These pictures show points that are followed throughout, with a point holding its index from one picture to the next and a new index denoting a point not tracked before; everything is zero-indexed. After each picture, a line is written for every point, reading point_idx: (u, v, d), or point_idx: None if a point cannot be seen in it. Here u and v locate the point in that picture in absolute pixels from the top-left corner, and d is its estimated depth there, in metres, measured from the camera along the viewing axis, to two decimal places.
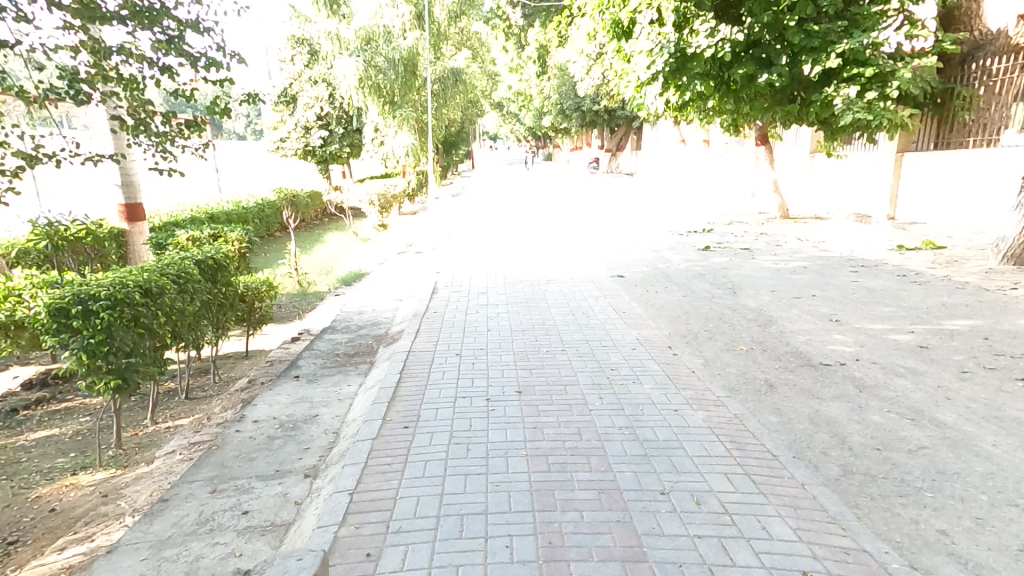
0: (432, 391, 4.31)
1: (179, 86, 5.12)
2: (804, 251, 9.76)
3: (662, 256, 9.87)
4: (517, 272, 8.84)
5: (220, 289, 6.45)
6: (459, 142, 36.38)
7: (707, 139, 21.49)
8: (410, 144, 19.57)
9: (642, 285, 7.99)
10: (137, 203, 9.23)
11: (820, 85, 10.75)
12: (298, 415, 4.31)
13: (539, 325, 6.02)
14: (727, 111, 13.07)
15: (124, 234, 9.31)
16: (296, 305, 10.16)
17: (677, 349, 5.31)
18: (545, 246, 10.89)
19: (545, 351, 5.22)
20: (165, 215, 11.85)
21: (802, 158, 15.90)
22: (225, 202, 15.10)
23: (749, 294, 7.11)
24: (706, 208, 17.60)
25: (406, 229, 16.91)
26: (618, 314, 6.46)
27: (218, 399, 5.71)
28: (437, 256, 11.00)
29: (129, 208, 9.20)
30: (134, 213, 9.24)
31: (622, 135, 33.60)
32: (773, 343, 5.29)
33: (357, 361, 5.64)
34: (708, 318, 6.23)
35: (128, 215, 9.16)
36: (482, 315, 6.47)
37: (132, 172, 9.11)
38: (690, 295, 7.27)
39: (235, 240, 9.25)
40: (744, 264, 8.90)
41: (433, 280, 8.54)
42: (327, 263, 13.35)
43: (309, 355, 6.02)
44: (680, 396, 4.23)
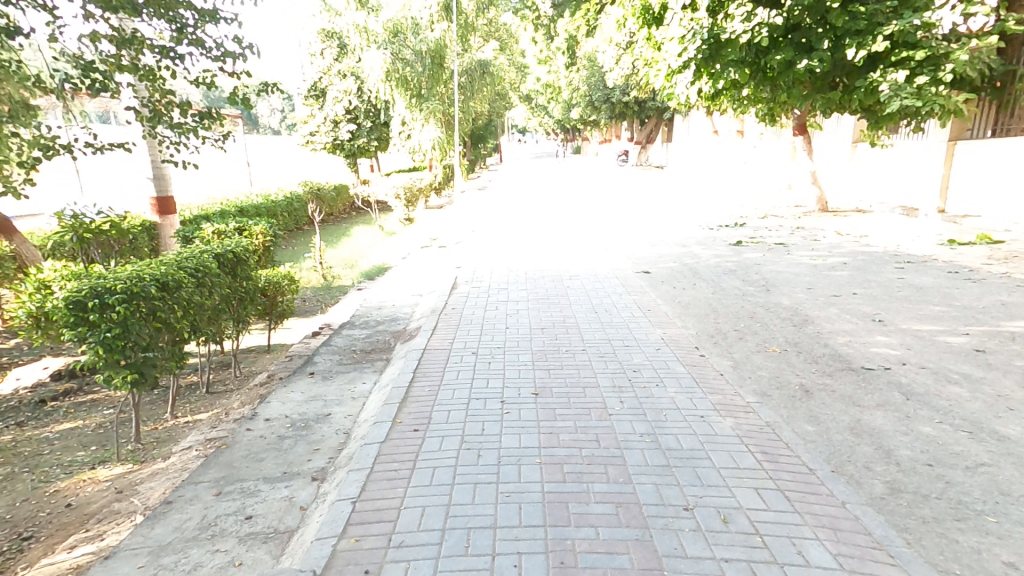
0: (445, 392, 4.15)
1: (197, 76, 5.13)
2: (844, 245, 9.25)
3: (690, 252, 9.51)
4: (539, 267, 8.65)
5: (239, 283, 6.48)
6: (487, 135, 36.24)
7: (741, 130, 20.75)
8: (437, 137, 19.44)
9: (668, 281, 7.66)
10: (168, 196, 9.43)
11: (865, 70, 10.16)
12: (310, 414, 4.26)
13: (559, 323, 5.81)
14: (763, 100, 12.52)
15: (156, 227, 9.55)
16: (319, 300, 10.22)
17: (703, 350, 5.03)
18: (569, 240, 10.66)
19: (565, 350, 5.01)
20: (197, 208, 12.11)
21: (842, 148, 15.16)
22: (255, 196, 15.35)
23: (783, 291, 6.72)
24: (738, 201, 16.97)
25: (432, 223, 16.87)
26: (642, 312, 6.19)
27: (237, 394, 5.73)
28: (459, 250, 10.90)
29: (160, 201, 9.41)
30: (165, 205, 9.47)
31: (653, 126, 32.82)
32: (809, 344, 4.93)
33: (373, 358, 5.58)
34: (738, 317, 5.90)
35: (160, 208, 9.39)
36: (500, 312, 6.31)
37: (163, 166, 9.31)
38: (720, 292, 6.92)
39: (260, 233, 9.37)
40: (779, 260, 8.46)
41: (453, 275, 8.44)
42: (352, 256, 13.43)
43: (326, 352, 6.01)
44: (707, 400, 3.96)
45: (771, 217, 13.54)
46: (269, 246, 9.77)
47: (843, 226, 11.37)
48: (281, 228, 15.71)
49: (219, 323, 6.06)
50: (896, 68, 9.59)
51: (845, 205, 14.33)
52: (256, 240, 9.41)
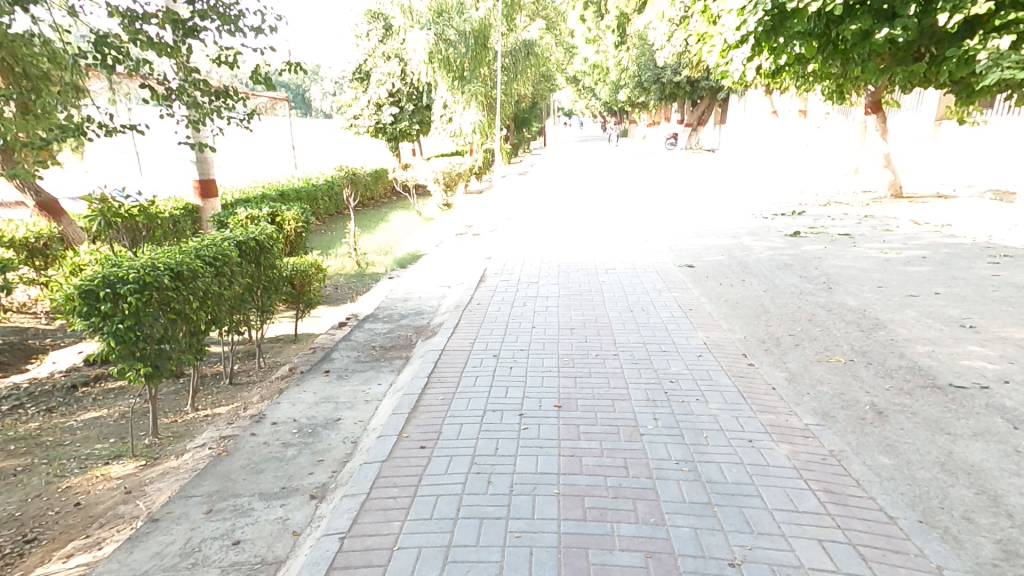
0: (459, 403, 3.88)
1: (220, 52, 4.88)
2: (922, 236, 8.26)
3: (741, 243, 8.78)
4: (574, 258, 8.19)
5: (261, 272, 6.45)
6: (530, 118, 35.59)
7: (803, 110, 19.33)
8: (478, 120, 18.82)
9: (715, 276, 6.99)
10: (210, 179, 9.50)
11: (960, 37, 8.95)
12: (319, 419, 4.09)
13: (589, 323, 5.41)
14: (832, 75, 11.42)
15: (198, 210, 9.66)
16: (351, 288, 10.21)
17: (751, 358, 4.44)
18: (607, 229, 10.15)
19: (591, 356, 4.63)
20: (238, 193, 12.33)
21: (923, 128, 13.80)
22: (296, 179, 15.57)
23: (849, 290, 5.93)
24: (798, 187, 15.83)
25: (470, 209, 16.61)
26: (682, 312, 5.63)
27: (260, 387, 5.67)
28: (494, 238, 10.60)
29: (203, 184, 9.48)
30: (208, 188, 9.56)
31: (705, 107, 31.11)
32: (881, 352, 4.23)
33: (391, 357, 5.51)
34: (794, 319, 5.21)
35: (202, 191, 9.48)
36: (529, 309, 5.96)
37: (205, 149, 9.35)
38: (773, 290, 6.21)
39: (292, 219, 9.51)
40: (843, 253, 7.61)
41: (484, 266, 8.14)
42: (388, 242, 13.36)
43: (346, 347, 5.98)
44: (756, 420, 3.39)
45: (835, 204, 12.47)
46: (301, 233, 9.89)
47: (921, 213, 10.30)
48: (313, 214, 15.60)
49: (241, 312, 6.04)
50: (999, 33, 8.33)
51: (923, 190, 13.05)
52: (288, 226, 9.56)
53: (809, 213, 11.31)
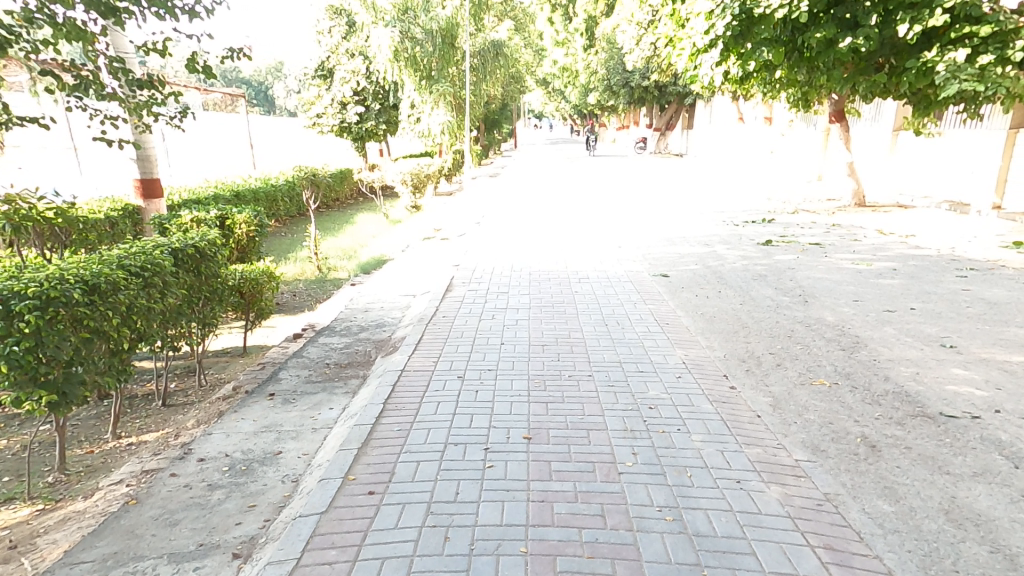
0: (417, 435, 3.46)
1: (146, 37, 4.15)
2: (890, 246, 8.30)
3: (714, 252, 8.64)
4: (545, 266, 7.88)
5: (201, 282, 5.88)
6: (500, 120, 35.29)
7: (769, 118, 19.59)
8: (447, 121, 18.25)
9: (690, 287, 6.78)
10: (153, 178, 8.74)
11: (917, 48, 9.07)
12: (255, 452, 3.61)
13: (560, 340, 5.06)
14: (799, 84, 11.47)
15: (140, 211, 8.85)
16: (310, 295, 9.63)
17: (732, 379, 4.18)
18: (578, 236, 9.89)
19: (562, 378, 4.27)
20: (187, 192, 11.58)
21: (882, 138, 14.06)
22: (254, 179, 14.82)
23: (826, 304, 5.78)
24: (766, 194, 15.98)
25: (438, 211, 16.14)
26: (659, 327, 5.36)
27: (197, 409, 5.12)
28: (462, 243, 10.22)
29: (145, 183, 8.71)
30: (152, 188, 8.80)
31: (673, 113, 31.37)
32: (865, 374, 4.04)
33: (346, 376, 5.05)
34: (773, 336, 5.01)
35: (144, 190, 8.71)
36: (496, 323, 5.57)
37: (148, 146, 8.59)
38: (750, 303, 6.02)
39: (243, 221, 9.00)
40: (815, 264, 7.53)
41: (450, 274, 7.74)
42: (351, 246, 12.78)
43: (295, 364, 5.44)
44: (742, 455, 3.11)
45: (802, 212, 12.57)
46: (254, 237, 9.25)
47: (885, 222, 10.42)
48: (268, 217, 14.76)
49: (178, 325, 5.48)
50: (956, 46, 8.44)
51: (883, 199, 13.29)
52: (239, 229, 8.98)
53: (778, 221, 11.32)
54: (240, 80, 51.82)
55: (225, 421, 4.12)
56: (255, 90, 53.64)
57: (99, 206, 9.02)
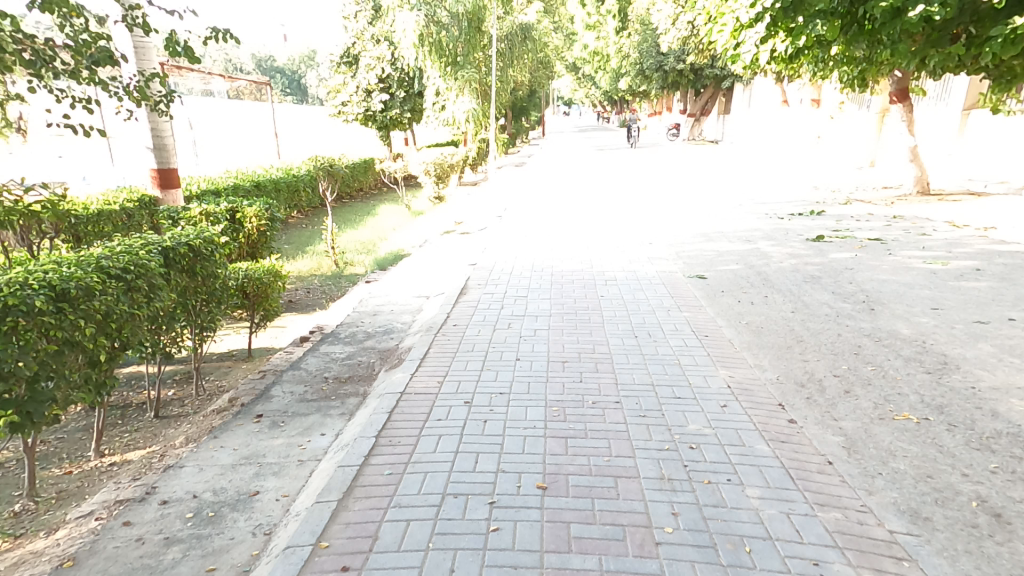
0: (411, 483, 2.97)
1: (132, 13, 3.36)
2: (967, 242, 7.32)
3: (758, 248, 7.81)
4: (572, 264, 7.25)
5: (196, 284, 5.53)
6: (528, 107, 34.37)
7: (817, 100, 18.33)
8: (472, 109, 17.60)
9: (731, 291, 6.03)
10: (171, 169, 8.44)
11: (1005, 14, 7.86)
12: (228, 495, 3.14)
13: (584, 356, 4.52)
14: (856, 60, 10.38)
15: (157, 202, 8.59)
16: (324, 292, 9.30)
17: (789, 410, 3.49)
18: (605, 230, 9.20)
19: (583, 406, 3.73)
20: (206, 182, 11.39)
21: (949, 120, 12.90)
22: (275, 169, 14.57)
23: (897, 314, 4.95)
24: (811, 182, 14.90)
25: (461, 202, 15.62)
26: (696, 341, 4.69)
27: (189, 421, 4.74)
28: (485, 237, 9.68)
29: (162, 174, 8.43)
30: (169, 179, 8.51)
31: (708, 97, 29.83)
32: (963, 408, 3.25)
33: (344, 395, 4.64)
34: (836, 354, 4.25)
35: (160, 181, 8.44)
36: (513, 336, 5.07)
37: (164, 135, 8.25)
38: (803, 312, 5.24)
39: (253, 216, 8.73)
40: (878, 263, 6.65)
41: (467, 274, 7.21)
42: (369, 239, 12.41)
43: (290, 379, 5.02)
44: (816, 521, 2.43)
45: (855, 202, 11.54)
46: (265, 232, 8.96)
47: (956, 213, 9.36)
48: (289, 208, 14.55)
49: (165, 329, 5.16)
50: None
51: (949, 185, 12.06)
52: (249, 224, 8.72)
53: (829, 213, 10.34)
54: (272, 71, 52.44)
55: (201, 453, 3.69)
56: (287, 79, 54.18)
57: (116, 198, 8.78)
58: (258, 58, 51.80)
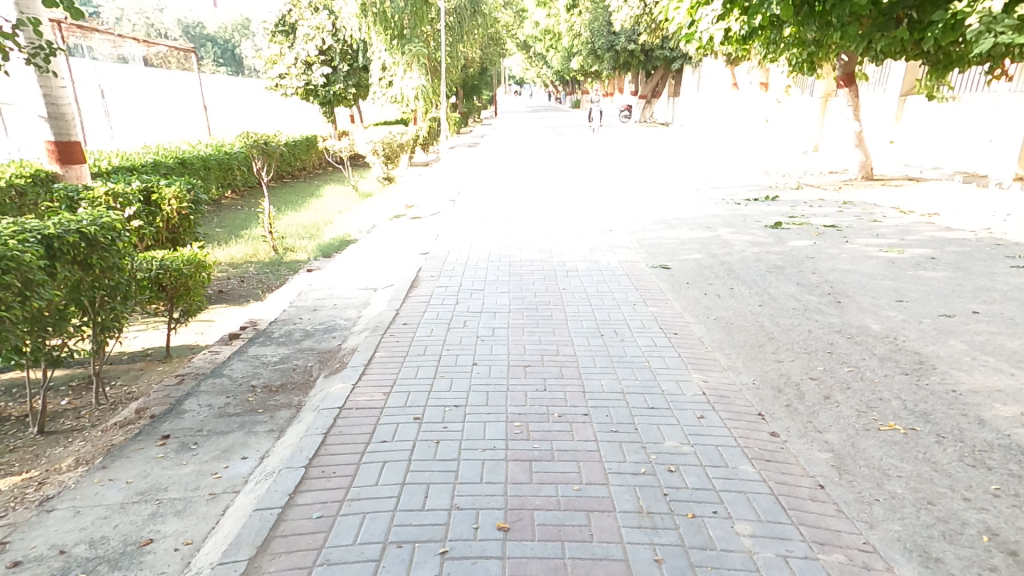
0: (345, 530, 2.47)
1: None
2: (917, 228, 7.44)
3: (719, 236, 7.65)
4: (530, 253, 6.85)
5: (93, 277, 4.72)
6: (479, 85, 33.38)
7: (765, 84, 18.64)
8: (422, 85, 16.64)
9: (696, 283, 5.81)
10: (71, 141, 7.30)
11: None
12: (112, 550, 2.54)
13: (547, 359, 4.12)
14: (806, 43, 10.28)
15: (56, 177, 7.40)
16: (260, 282, 8.46)
17: (769, 420, 3.25)
18: (563, 216, 8.85)
19: (547, 421, 3.32)
20: (119, 158, 10.19)
21: (888, 106, 13.22)
22: (203, 145, 13.30)
23: (864, 307, 4.85)
24: (761, 166, 15.07)
25: (410, 184, 14.88)
26: (665, 341, 4.43)
27: (83, 439, 4.07)
28: (437, 223, 9.13)
29: (60, 146, 7.27)
30: (70, 152, 7.35)
31: (659, 79, 29.82)
32: (949, 416, 3.10)
33: (274, 407, 4.04)
34: (810, 354, 4.09)
35: (59, 153, 7.27)
36: (468, 336, 4.59)
37: (61, 102, 7.15)
38: (772, 305, 5.11)
39: (172, 196, 7.70)
40: (837, 252, 6.63)
41: (418, 264, 6.68)
42: (311, 223, 11.54)
43: (210, 389, 4.33)
44: (818, 564, 2.14)
45: (805, 187, 11.69)
46: (187, 215, 7.97)
47: (901, 199, 9.54)
48: (219, 187, 13.34)
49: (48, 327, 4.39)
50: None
51: (890, 170, 12.40)
52: (168, 206, 7.71)
53: (782, 199, 10.37)
54: (203, 38, 48.55)
55: (82, 490, 3.01)
56: (219, 48, 50.33)
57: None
58: (184, 25, 47.88)
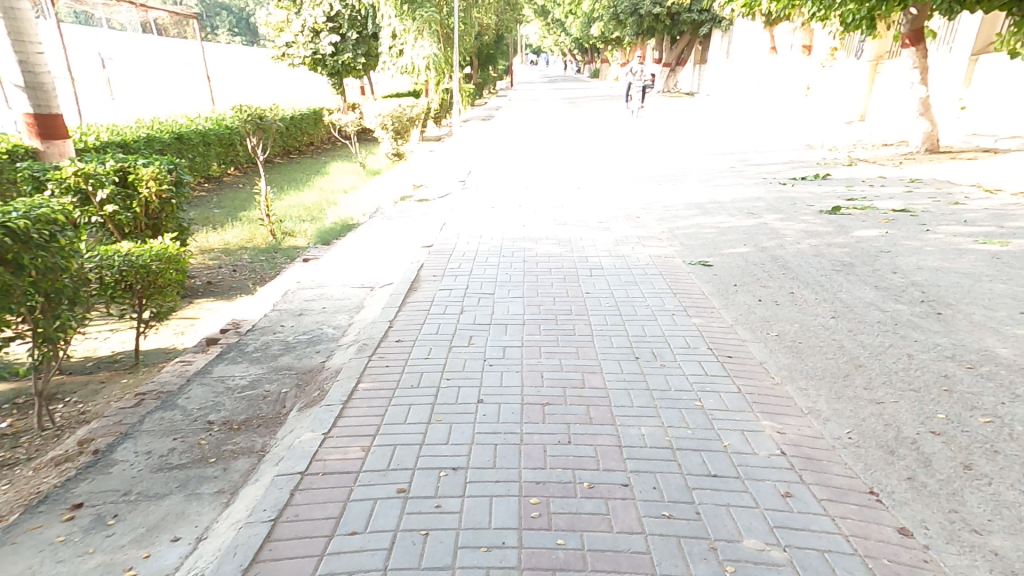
0: None
1: None
2: (1012, 214, 6.34)
3: (767, 224, 6.59)
4: (548, 246, 5.92)
5: (30, 280, 3.80)
6: (495, 54, 31.80)
7: (808, 48, 17.19)
8: (433, 54, 15.53)
9: (746, 285, 4.83)
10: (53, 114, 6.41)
11: None
12: None
13: (570, 397, 3.31)
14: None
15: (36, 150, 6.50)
16: (253, 272, 7.64)
17: (889, 505, 2.33)
18: (588, 200, 7.88)
19: (574, 499, 2.52)
20: (107, 132, 9.36)
21: (957, 68, 11.85)
22: (202, 119, 12.42)
23: (976, 322, 3.92)
24: (803, 139, 13.76)
25: (421, 161, 13.93)
26: (718, 367, 3.55)
27: (7, 481, 3.29)
28: (446, 207, 8.24)
29: (41, 119, 6.37)
30: (52, 126, 6.47)
31: (685, 46, 28.00)
32: None
33: (230, 456, 3.25)
34: (921, 391, 3.15)
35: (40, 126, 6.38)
36: (475, 361, 3.77)
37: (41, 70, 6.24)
38: (849, 318, 4.14)
39: (151, 177, 6.33)
40: (917, 244, 5.58)
41: (421, 258, 5.82)
42: (312, 204, 10.70)
43: (155, 426, 3.53)
44: None
45: (859, 163, 10.48)
46: (169, 199, 6.61)
47: (977, 174, 8.41)
48: (219, 165, 12.56)
49: None
50: None
51: (955, 141, 11.06)
52: (148, 189, 6.36)
53: (835, 177, 9.18)
54: (215, 5, 47.32)
55: None
56: (233, 17, 49.15)
57: None
58: None
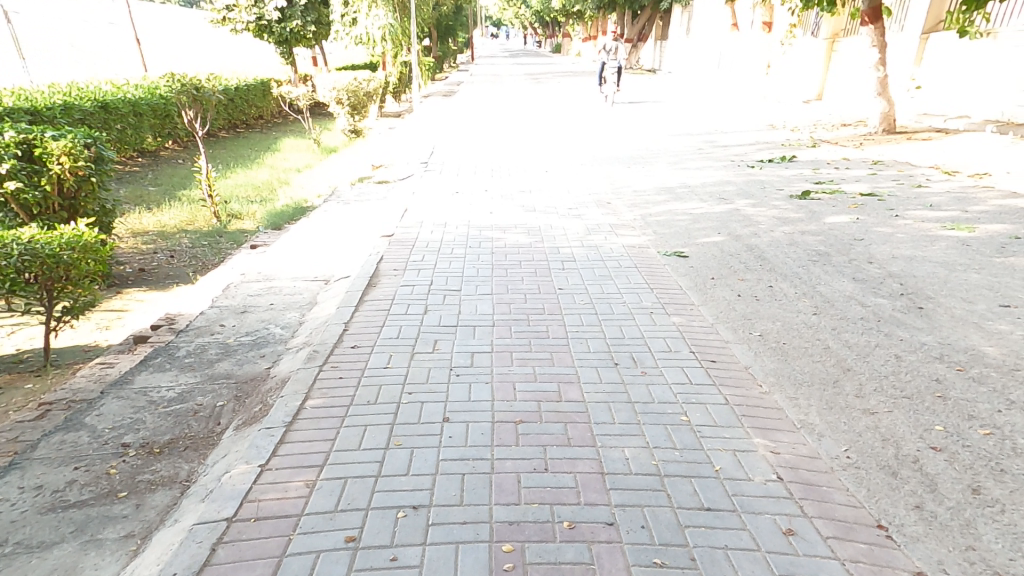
0: None
1: None
2: (973, 197, 6.36)
3: (739, 209, 6.38)
4: (515, 236, 5.51)
5: None
6: (454, 26, 30.60)
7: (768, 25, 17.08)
8: (389, 24, 14.68)
9: (723, 278, 4.59)
10: None
11: None
12: None
13: (545, 414, 2.97)
14: None
15: None
16: (193, 259, 6.92)
17: (901, 544, 2.12)
18: (555, 184, 7.51)
19: (553, 544, 2.18)
20: (15, 97, 8.24)
21: (907, 47, 11.85)
22: (132, 86, 11.24)
23: (958, 317, 3.80)
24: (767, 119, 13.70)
25: (378, 139, 13.18)
26: (702, 374, 3.28)
27: None
28: (405, 191, 7.71)
29: None
30: None
31: (646, 21, 27.66)
32: None
33: (145, 489, 2.76)
34: (915, 397, 2.97)
35: None
36: (439, 370, 3.38)
37: None
38: (832, 313, 3.95)
39: (62, 152, 5.29)
40: (889, 231, 5.48)
41: (377, 249, 5.32)
42: (259, 184, 9.90)
43: (52, 452, 2.99)
44: None
45: (822, 144, 10.43)
46: (88, 176, 5.55)
47: (935, 156, 8.45)
48: (154, 138, 11.46)
49: None
50: None
51: (909, 121, 11.13)
52: (60, 166, 5.32)
53: (801, 159, 9.10)
54: None
55: None
56: None
57: None
58: None
